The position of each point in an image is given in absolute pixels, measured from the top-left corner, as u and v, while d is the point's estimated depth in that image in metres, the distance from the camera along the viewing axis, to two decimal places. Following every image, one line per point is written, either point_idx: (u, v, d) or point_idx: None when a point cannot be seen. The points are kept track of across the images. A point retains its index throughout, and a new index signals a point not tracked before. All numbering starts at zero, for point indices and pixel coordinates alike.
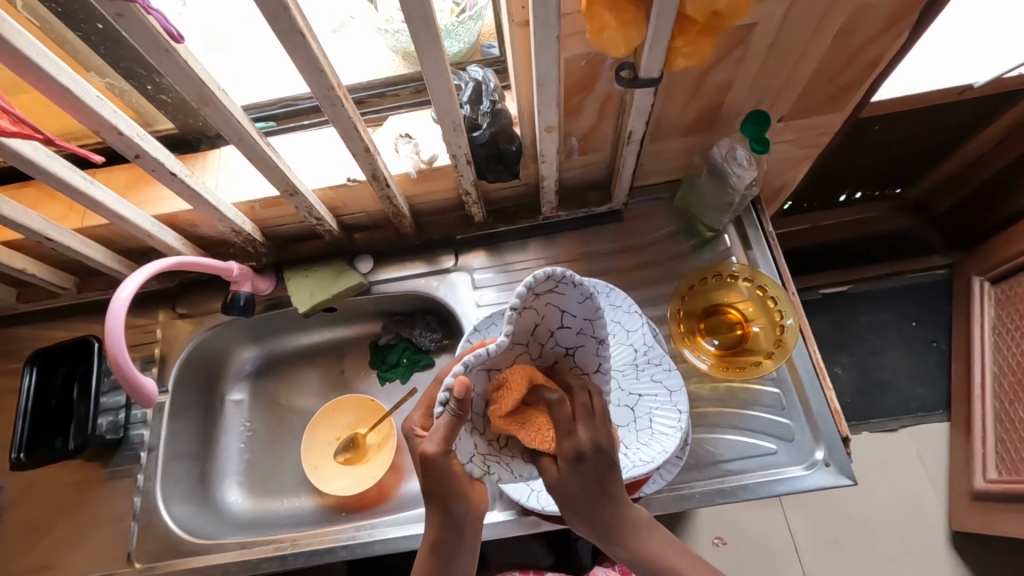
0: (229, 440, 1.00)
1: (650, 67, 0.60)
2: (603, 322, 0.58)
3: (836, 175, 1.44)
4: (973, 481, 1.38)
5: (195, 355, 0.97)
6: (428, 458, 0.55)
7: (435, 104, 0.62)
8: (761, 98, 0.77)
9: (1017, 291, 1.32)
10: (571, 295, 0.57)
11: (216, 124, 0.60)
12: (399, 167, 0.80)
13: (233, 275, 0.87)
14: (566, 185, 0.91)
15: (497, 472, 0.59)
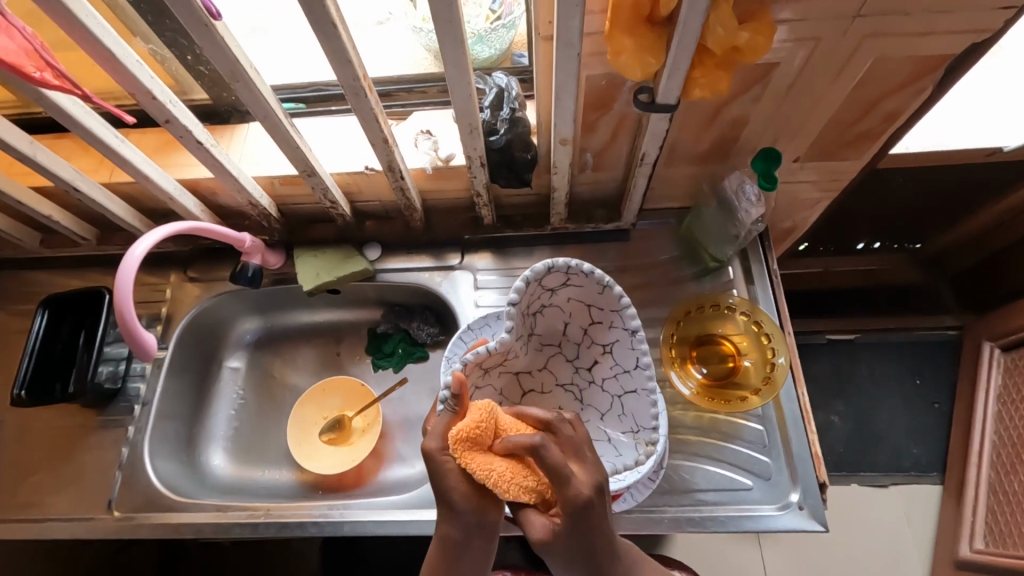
0: (220, 405, 1.03)
1: (667, 93, 0.61)
2: (624, 309, 0.69)
3: (854, 222, 1.43)
4: (958, 548, 1.36)
5: (199, 318, 1.00)
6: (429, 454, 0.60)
7: (455, 105, 0.64)
8: (778, 137, 0.77)
9: None
10: (586, 287, 0.69)
11: (245, 100, 0.63)
12: (416, 162, 0.83)
13: (245, 246, 0.90)
14: (578, 198, 0.93)
15: None
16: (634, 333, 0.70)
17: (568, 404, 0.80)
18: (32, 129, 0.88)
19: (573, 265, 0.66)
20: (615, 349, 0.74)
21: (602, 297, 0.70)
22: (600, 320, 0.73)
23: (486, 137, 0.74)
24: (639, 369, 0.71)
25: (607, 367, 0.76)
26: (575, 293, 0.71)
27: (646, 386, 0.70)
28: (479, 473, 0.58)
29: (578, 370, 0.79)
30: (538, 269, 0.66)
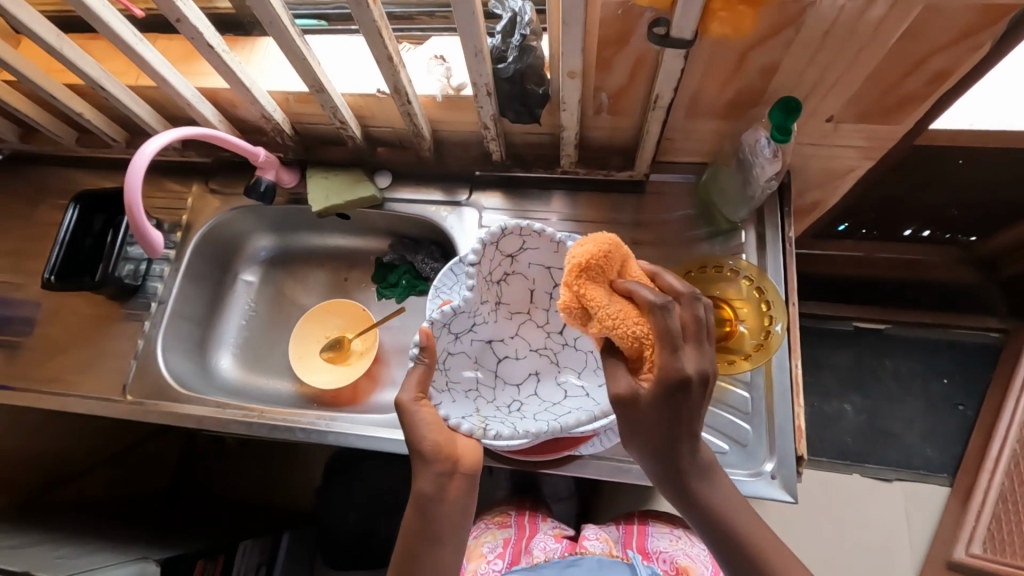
0: (233, 315, 1.09)
1: (683, 25, 0.57)
2: None
3: (901, 204, 1.34)
4: (953, 550, 1.32)
5: (217, 230, 1.04)
6: (403, 405, 0.65)
7: (459, 26, 0.62)
8: (810, 92, 0.72)
9: None
10: (540, 249, 0.74)
11: (251, 4, 0.62)
12: (427, 89, 0.81)
13: (259, 161, 0.92)
14: (593, 144, 0.90)
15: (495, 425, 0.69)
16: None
17: (545, 369, 0.78)
18: (70, 29, 0.92)
19: (525, 226, 0.71)
20: None
21: (556, 256, 0.74)
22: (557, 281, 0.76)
23: (494, 65, 0.71)
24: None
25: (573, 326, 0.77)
26: (534, 256, 0.75)
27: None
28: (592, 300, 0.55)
29: (549, 333, 0.79)
30: (494, 231, 0.70)
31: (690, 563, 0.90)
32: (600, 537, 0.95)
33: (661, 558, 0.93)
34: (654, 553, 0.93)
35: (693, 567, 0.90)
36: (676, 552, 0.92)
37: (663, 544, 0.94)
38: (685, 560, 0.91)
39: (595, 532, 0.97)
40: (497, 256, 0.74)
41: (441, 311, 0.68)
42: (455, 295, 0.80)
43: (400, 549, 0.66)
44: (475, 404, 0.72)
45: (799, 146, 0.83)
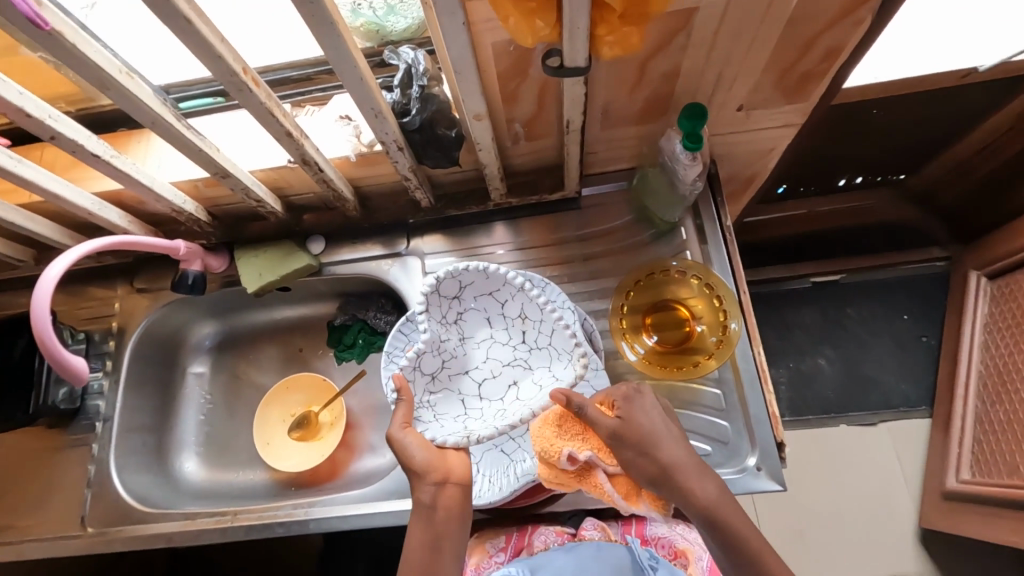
0: (188, 411, 1.04)
1: (574, 55, 0.56)
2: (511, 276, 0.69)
3: (830, 160, 1.38)
4: (945, 480, 1.35)
5: (152, 330, 0.99)
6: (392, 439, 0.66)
7: (350, 91, 0.59)
8: (716, 86, 0.72)
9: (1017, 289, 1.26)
10: (477, 279, 0.70)
11: (124, 108, 0.59)
12: (338, 150, 0.78)
13: (181, 253, 0.88)
14: (518, 172, 0.88)
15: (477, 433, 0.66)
16: (522, 287, 0.69)
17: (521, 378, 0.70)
18: None
19: (451, 269, 0.69)
20: (527, 310, 0.70)
21: (493, 280, 0.70)
22: (505, 299, 0.71)
23: (397, 120, 0.69)
24: (545, 312, 0.68)
25: (534, 330, 0.71)
26: (477, 287, 0.71)
27: (552, 325, 0.68)
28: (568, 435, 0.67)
29: (515, 346, 0.71)
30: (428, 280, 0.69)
31: (689, 546, 0.79)
32: (598, 528, 0.80)
33: (658, 543, 0.80)
34: (652, 540, 0.80)
35: (692, 550, 0.79)
36: (675, 534, 0.80)
37: (661, 527, 0.81)
38: (684, 542, 0.79)
39: (593, 523, 0.81)
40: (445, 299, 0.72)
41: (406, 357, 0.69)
42: None
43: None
44: (463, 424, 0.68)
45: (718, 135, 0.83)
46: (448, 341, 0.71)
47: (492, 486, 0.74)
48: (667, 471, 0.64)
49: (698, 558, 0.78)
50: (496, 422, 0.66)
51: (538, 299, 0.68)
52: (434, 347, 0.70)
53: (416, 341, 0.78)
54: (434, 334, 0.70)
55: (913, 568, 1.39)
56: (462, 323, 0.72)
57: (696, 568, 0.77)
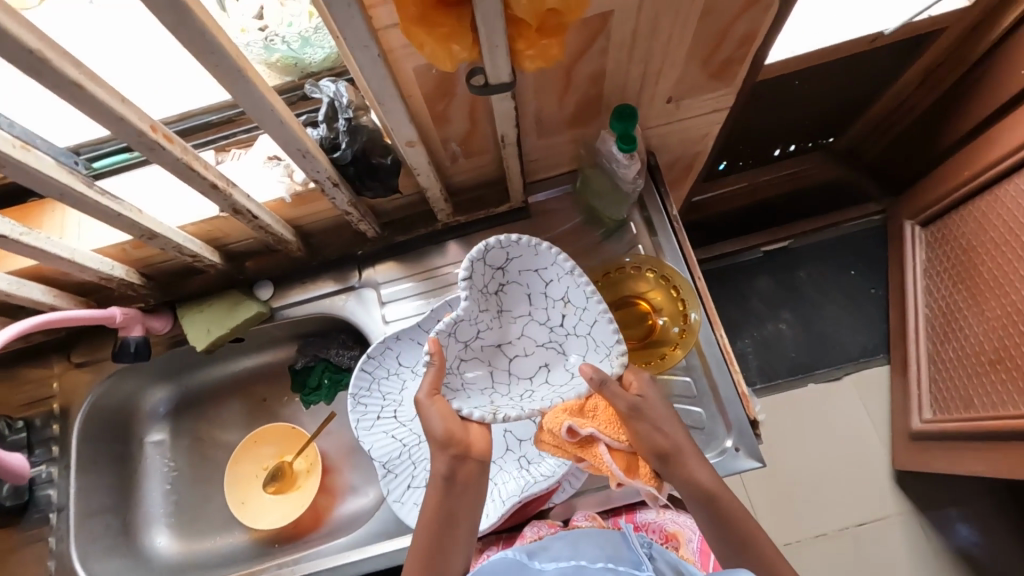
0: (151, 483, 0.98)
1: (497, 72, 0.55)
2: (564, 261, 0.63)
3: (762, 132, 1.43)
4: (910, 422, 1.42)
5: (99, 405, 0.93)
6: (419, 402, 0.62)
7: (272, 135, 0.57)
8: (643, 82, 0.73)
9: (952, 232, 1.33)
10: (525, 255, 0.63)
11: (26, 183, 0.54)
12: (271, 193, 0.75)
13: (116, 321, 0.83)
14: (461, 190, 0.87)
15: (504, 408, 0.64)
16: (572, 270, 0.63)
17: (554, 361, 0.67)
18: None
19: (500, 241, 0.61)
20: (573, 297, 0.65)
21: (541, 258, 0.63)
22: (550, 280, 0.65)
23: (328, 156, 0.67)
24: (594, 303, 0.63)
25: (575, 318, 0.66)
26: (522, 262, 0.64)
27: (598, 317, 0.63)
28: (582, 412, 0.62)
29: (553, 328, 0.67)
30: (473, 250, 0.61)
31: (679, 530, 0.72)
32: (589, 517, 0.71)
33: (649, 528, 0.73)
34: (643, 525, 0.73)
35: (683, 534, 0.72)
36: (666, 518, 0.73)
37: (651, 512, 0.74)
38: (675, 525, 0.72)
39: (584, 513, 0.72)
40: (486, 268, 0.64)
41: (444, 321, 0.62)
42: (398, 388, 0.73)
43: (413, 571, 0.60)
44: (489, 399, 0.65)
45: (653, 127, 0.84)
46: (486, 313, 0.65)
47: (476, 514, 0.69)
48: (670, 453, 0.62)
49: (688, 542, 0.72)
50: (525, 403, 0.64)
51: (591, 288, 0.63)
52: (472, 317, 0.64)
53: (380, 376, 0.73)
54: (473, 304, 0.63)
55: (894, 509, 1.44)
56: (502, 295, 0.66)
57: (688, 552, 0.70)
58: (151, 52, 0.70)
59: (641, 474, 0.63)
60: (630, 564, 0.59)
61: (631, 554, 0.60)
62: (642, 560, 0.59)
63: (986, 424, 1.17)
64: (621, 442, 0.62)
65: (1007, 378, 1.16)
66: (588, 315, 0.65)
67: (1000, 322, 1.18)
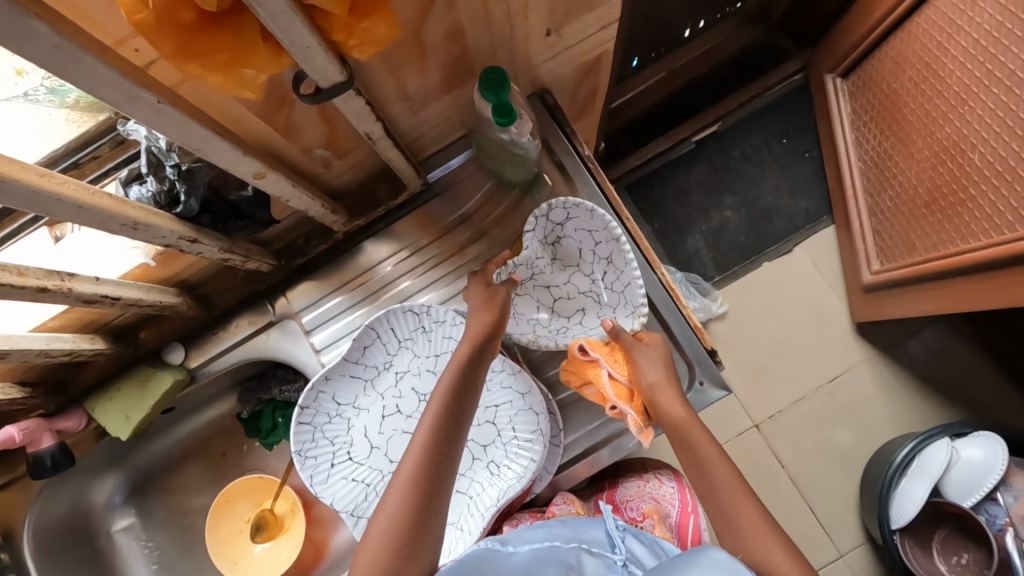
0: (136, 569, 0.94)
1: (325, 74, 0.45)
2: (614, 231, 0.70)
3: (665, 15, 1.32)
4: (861, 276, 1.40)
5: (45, 516, 0.86)
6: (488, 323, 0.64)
7: (81, 221, 0.46)
8: (511, 24, 0.62)
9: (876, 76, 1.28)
10: (582, 217, 0.71)
11: None
12: (127, 262, 0.64)
13: (19, 439, 0.74)
14: (349, 189, 0.77)
15: (542, 338, 0.74)
16: (617, 237, 0.70)
17: (591, 308, 0.75)
18: None
19: (567, 201, 0.70)
20: (616, 258, 0.72)
21: (594, 223, 0.71)
22: (599, 242, 0.73)
23: (171, 212, 0.56)
24: (631, 265, 0.70)
25: (614, 276, 0.73)
26: (579, 223, 0.72)
27: (632, 279, 0.70)
28: (597, 344, 0.69)
29: (595, 281, 0.75)
30: (541, 209, 0.71)
31: (657, 507, 0.74)
32: (568, 501, 0.72)
33: (627, 507, 0.75)
34: (622, 504, 0.75)
35: (661, 510, 0.73)
36: (644, 495, 0.76)
37: (631, 490, 0.77)
38: (652, 503, 0.74)
39: (563, 496, 0.74)
40: (549, 226, 0.74)
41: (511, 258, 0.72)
42: (343, 430, 0.69)
43: (390, 514, 0.52)
44: (531, 330, 0.75)
45: (539, 66, 0.74)
46: (542, 260, 0.75)
47: (460, 535, 0.66)
48: (650, 390, 0.64)
49: (666, 517, 0.73)
50: (561, 337, 0.74)
51: (631, 254, 0.70)
52: (528, 260, 0.74)
53: (321, 424, 0.68)
54: (532, 250, 0.73)
55: (860, 357, 1.45)
56: (559, 247, 0.75)
57: (664, 529, 0.71)
58: None
59: (633, 406, 0.66)
60: (604, 545, 0.63)
61: (605, 537, 0.64)
62: (614, 543, 0.62)
63: (931, 266, 1.16)
64: (622, 374, 0.67)
65: (943, 217, 1.14)
66: (626, 277, 0.72)
67: (931, 160, 1.15)
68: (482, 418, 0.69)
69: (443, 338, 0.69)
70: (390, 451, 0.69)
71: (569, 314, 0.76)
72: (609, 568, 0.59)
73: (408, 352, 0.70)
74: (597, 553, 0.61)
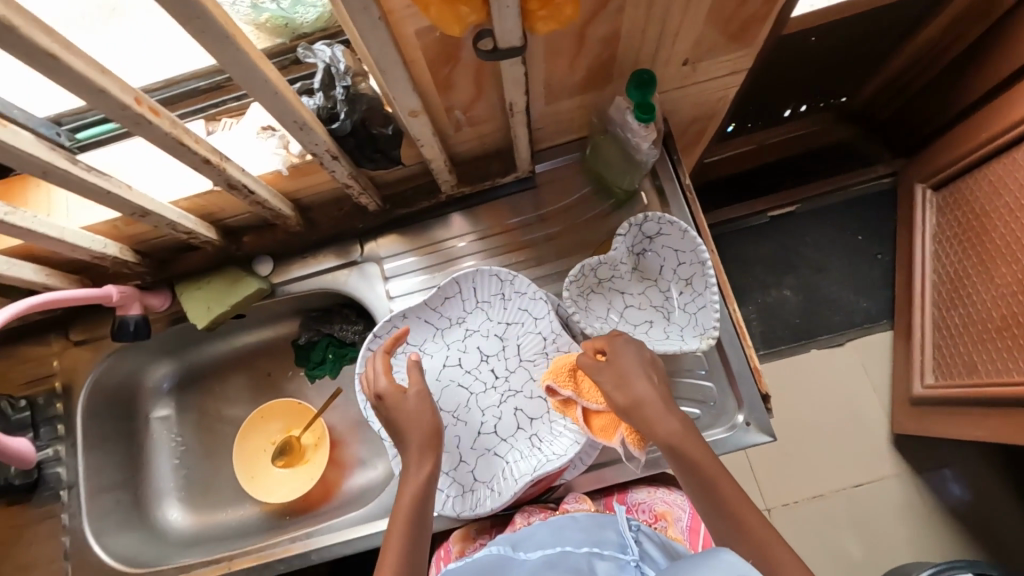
0: (160, 457, 0.99)
1: (508, 36, 0.51)
2: (702, 254, 0.73)
3: (773, 92, 1.37)
4: (911, 387, 1.36)
5: (102, 382, 0.92)
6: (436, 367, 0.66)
7: (266, 106, 0.53)
8: (658, 44, 0.68)
9: (962, 197, 1.27)
10: (673, 236, 0.75)
11: (5, 160, 0.51)
12: (266, 166, 0.72)
13: (114, 300, 0.81)
14: (463, 157, 0.83)
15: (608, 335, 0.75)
16: (703, 261, 0.73)
17: (658, 322, 0.78)
18: None
19: (664, 216, 0.73)
20: (695, 280, 0.75)
21: (683, 243, 0.75)
22: (682, 262, 0.76)
23: (326, 127, 0.63)
24: (710, 290, 0.73)
25: (689, 297, 0.76)
26: (668, 240, 0.76)
27: (710, 302, 0.73)
28: (566, 382, 0.68)
29: (668, 297, 0.78)
30: (637, 218, 0.74)
31: (668, 509, 0.75)
32: (579, 500, 0.74)
33: (639, 509, 0.75)
34: (634, 505, 0.76)
35: (672, 513, 0.75)
36: (655, 499, 0.76)
37: (641, 493, 0.77)
38: (665, 506, 0.75)
39: (574, 495, 0.75)
40: (639, 235, 0.77)
41: (596, 256, 0.75)
42: (408, 368, 0.76)
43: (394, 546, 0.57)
44: (599, 326, 0.76)
45: (665, 93, 0.80)
46: (623, 266, 0.78)
47: (491, 494, 0.72)
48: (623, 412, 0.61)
49: (677, 521, 0.74)
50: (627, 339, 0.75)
51: (713, 278, 0.73)
52: (613, 260, 0.77)
53: (387, 356, 0.75)
54: (619, 253, 0.77)
55: (891, 470, 1.40)
56: (642, 259, 0.79)
57: (677, 531, 0.73)
58: (138, 34, 0.68)
59: (621, 431, 0.65)
60: (617, 547, 0.62)
61: (619, 538, 0.64)
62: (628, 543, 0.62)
63: (993, 391, 1.12)
64: (598, 403, 0.67)
65: (1015, 347, 1.11)
66: (702, 300, 0.74)
67: (1014, 289, 1.12)
68: (535, 393, 0.76)
69: (518, 310, 0.76)
70: (442, 399, 0.76)
71: (638, 322, 0.78)
72: (621, 569, 0.59)
73: (481, 313, 0.77)
74: (609, 556, 0.61)
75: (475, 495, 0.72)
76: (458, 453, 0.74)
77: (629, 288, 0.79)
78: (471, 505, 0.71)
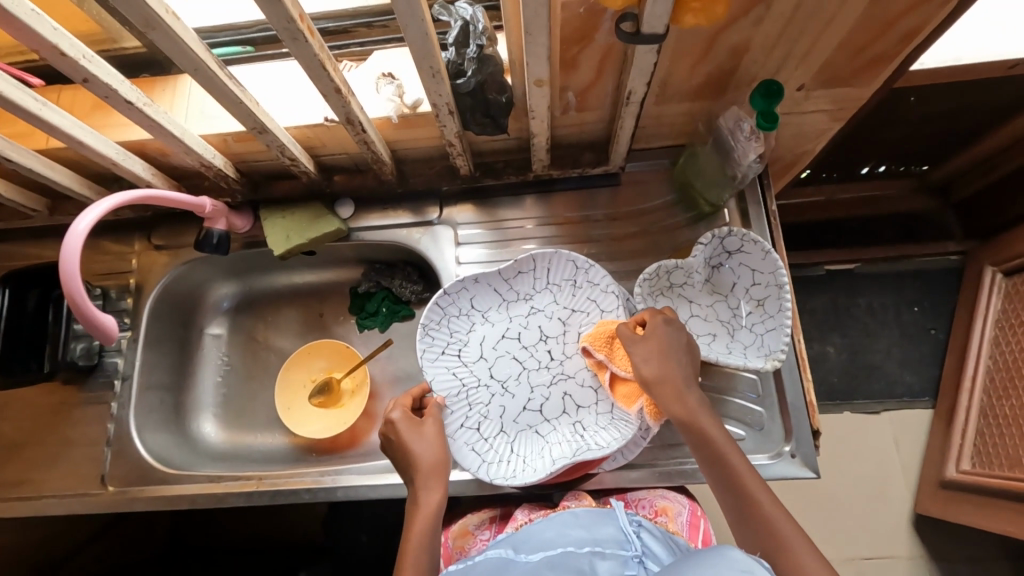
0: (205, 373, 1.02)
1: (653, 22, 0.53)
2: (781, 278, 0.73)
3: (857, 147, 1.33)
4: (943, 469, 1.29)
5: (171, 288, 0.96)
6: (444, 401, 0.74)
7: (410, 48, 0.56)
8: (780, 64, 0.69)
9: None
10: (754, 255, 0.75)
11: (168, 51, 0.54)
12: (379, 110, 0.74)
13: (206, 212, 0.84)
14: (557, 141, 0.85)
15: None
16: (782, 284, 0.73)
17: (722, 336, 0.78)
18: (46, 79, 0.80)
19: (750, 234, 0.73)
20: (769, 303, 0.75)
21: (763, 264, 0.74)
22: (758, 283, 0.76)
23: (452, 81, 0.66)
24: (784, 314, 0.73)
25: (758, 317, 0.76)
26: (747, 258, 0.76)
27: (781, 325, 0.73)
28: (603, 347, 0.71)
29: (737, 315, 0.78)
30: (721, 230, 0.75)
31: (669, 504, 0.75)
32: (579, 497, 0.75)
33: (639, 505, 0.76)
34: (633, 501, 0.76)
35: (673, 508, 0.75)
36: (656, 495, 0.76)
37: (641, 490, 0.77)
38: (664, 500, 0.75)
39: (573, 493, 0.76)
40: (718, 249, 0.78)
41: (673, 260, 0.76)
42: (469, 330, 0.80)
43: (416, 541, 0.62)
44: None
45: None
46: (696, 276, 0.79)
47: (526, 468, 0.73)
48: (644, 382, 0.65)
49: (677, 516, 0.74)
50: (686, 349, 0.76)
51: (789, 303, 0.73)
52: (689, 267, 0.78)
53: (452, 314, 0.79)
54: (697, 261, 0.77)
55: (904, 551, 1.35)
56: (716, 273, 0.79)
57: (676, 525, 0.73)
58: None
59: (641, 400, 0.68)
60: (619, 542, 0.64)
61: (619, 534, 0.65)
62: (629, 539, 0.64)
63: None
64: (626, 371, 0.70)
65: None
66: (772, 323, 0.75)
67: None
68: (586, 382, 0.78)
69: (587, 299, 0.78)
70: (495, 367, 0.79)
71: (703, 332, 0.78)
72: (624, 566, 0.60)
73: (550, 294, 0.80)
74: (611, 555, 0.62)
75: (510, 465, 0.74)
76: (500, 422, 0.77)
77: (699, 298, 0.79)
78: (506, 473, 0.73)
